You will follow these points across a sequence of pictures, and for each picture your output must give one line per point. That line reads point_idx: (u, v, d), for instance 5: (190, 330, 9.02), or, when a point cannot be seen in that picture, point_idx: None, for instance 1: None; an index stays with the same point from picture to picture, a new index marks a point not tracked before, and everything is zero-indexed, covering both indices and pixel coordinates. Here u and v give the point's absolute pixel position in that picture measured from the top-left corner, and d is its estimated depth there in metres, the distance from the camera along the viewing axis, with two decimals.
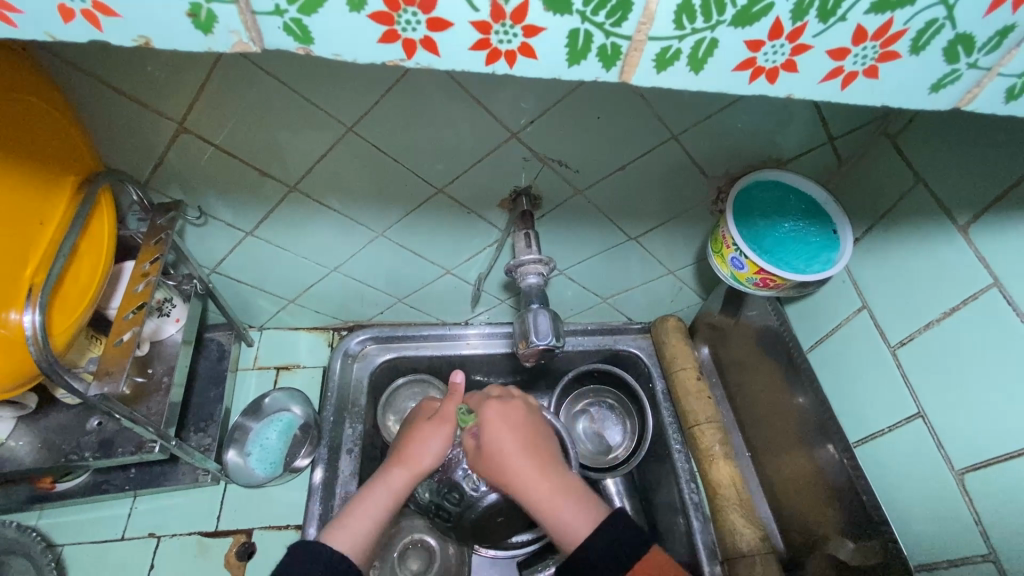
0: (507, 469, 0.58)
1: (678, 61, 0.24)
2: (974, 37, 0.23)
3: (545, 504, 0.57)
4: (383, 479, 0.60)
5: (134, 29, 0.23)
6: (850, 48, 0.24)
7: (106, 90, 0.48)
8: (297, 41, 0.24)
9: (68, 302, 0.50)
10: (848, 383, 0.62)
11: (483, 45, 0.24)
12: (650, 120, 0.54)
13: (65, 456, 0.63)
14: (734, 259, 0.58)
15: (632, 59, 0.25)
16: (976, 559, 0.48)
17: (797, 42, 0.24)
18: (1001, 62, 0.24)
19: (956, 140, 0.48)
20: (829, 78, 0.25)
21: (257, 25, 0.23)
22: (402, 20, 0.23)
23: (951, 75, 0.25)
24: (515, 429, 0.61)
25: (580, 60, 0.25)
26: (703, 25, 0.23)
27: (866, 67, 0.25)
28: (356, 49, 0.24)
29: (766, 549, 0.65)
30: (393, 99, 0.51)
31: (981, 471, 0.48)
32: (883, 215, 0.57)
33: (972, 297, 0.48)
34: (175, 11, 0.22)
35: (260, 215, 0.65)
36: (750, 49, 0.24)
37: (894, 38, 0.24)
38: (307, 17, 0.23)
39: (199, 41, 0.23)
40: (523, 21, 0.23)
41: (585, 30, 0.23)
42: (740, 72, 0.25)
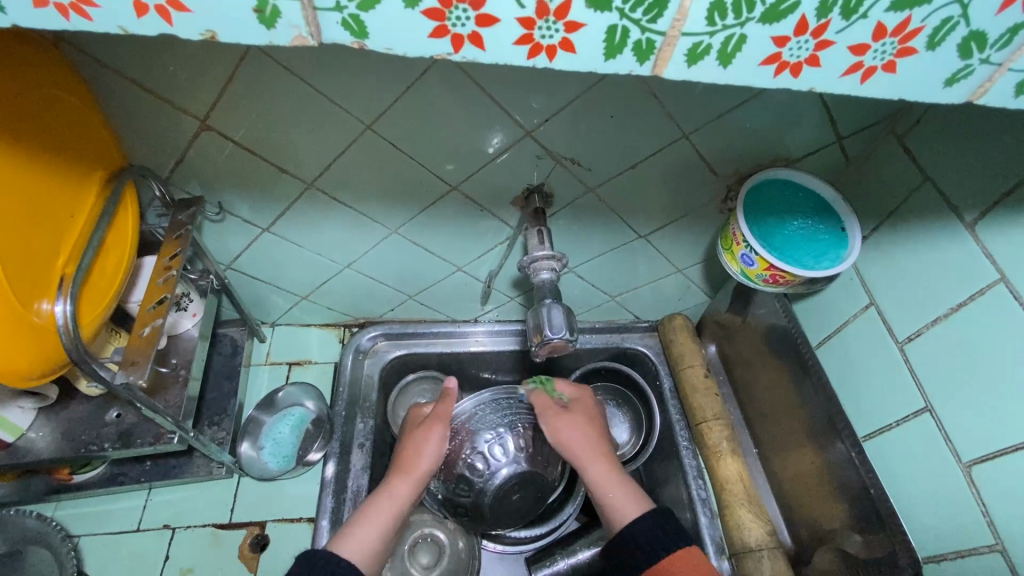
0: (576, 452, 0.64)
1: (708, 56, 0.26)
2: (987, 34, 0.25)
3: (606, 483, 0.62)
4: (387, 491, 0.61)
5: (202, 23, 0.24)
6: (870, 44, 0.25)
7: (134, 87, 0.50)
8: (353, 35, 0.25)
9: (95, 293, 0.51)
10: (855, 379, 0.63)
11: (526, 40, 0.25)
12: (662, 120, 0.56)
13: (85, 446, 0.64)
14: (745, 256, 0.59)
15: (664, 53, 0.26)
16: (983, 550, 0.49)
17: (821, 38, 0.25)
18: (1012, 58, 0.25)
19: (964, 139, 0.49)
20: (850, 72, 0.26)
21: (317, 21, 0.24)
22: (453, 16, 0.24)
23: (965, 70, 0.26)
24: (585, 424, 0.66)
25: (616, 54, 0.26)
26: (733, 22, 0.24)
27: (885, 62, 0.26)
28: (402, 42, 0.25)
29: (773, 543, 0.66)
30: (413, 98, 0.53)
31: (987, 463, 0.49)
32: (890, 214, 0.58)
33: (979, 292, 0.49)
34: (243, 6, 0.23)
35: (277, 211, 0.67)
36: (776, 45, 0.25)
37: (911, 34, 0.25)
38: (365, 13, 0.24)
39: (262, 35, 0.25)
40: (566, 17, 0.24)
41: (623, 25, 0.24)
42: (766, 67, 0.26)
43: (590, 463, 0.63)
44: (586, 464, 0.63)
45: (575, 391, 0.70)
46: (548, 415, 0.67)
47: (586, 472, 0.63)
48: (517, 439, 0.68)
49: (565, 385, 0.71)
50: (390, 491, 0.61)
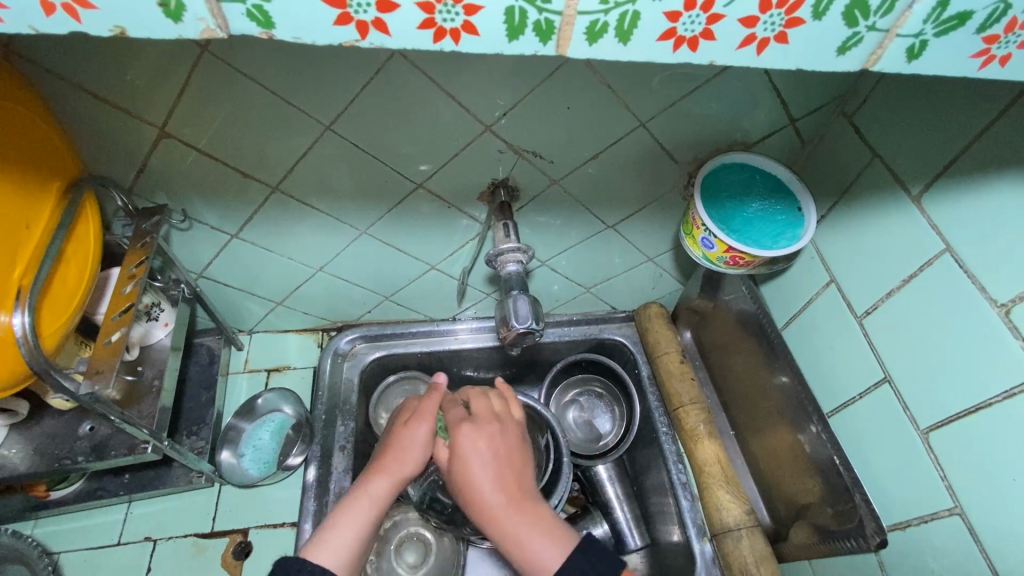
0: (488, 504, 0.52)
1: (607, 33, 0.27)
2: (868, 2, 0.26)
3: (518, 536, 0.51)
4: (362, 489, 0.58)
5: (110, 19, 0.24)
6: (759, 16, 0.26)
7: (87, 98, 0.50)
8: (261, 26, 0.25)
9: (57, 304, 0.51)
10: (823, 357, 0.64)
11: (429, 25, 0.26)
12: (618, 109, 0.57)
13: (58, 461, 0.63)
14: (705, 239, 0.60)
15: (565, 33, 0.27)
16: (944, 513, 0.50)
17: (711, 12, 0.26)
18: (897, 24, 0.26)
19: (910, 115, 0.51)
20: (745, 45, 0.27)
21: (222, 13, 0.25)
22: (354, 3, 0.25)
23: (855, 38, 0.27)
24: (496, 450, 0.56)
25: (519, 36, 0.26)
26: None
27: (777, 34, 0.27)
28: (312, 31, 0.26)
29: (751, 522, 0.67)
30: (369, 96, 0.53)
31: (942, 429, 0.50)
32: (845, 192, 0.59)
33: (928, 262, 0.50)
34: (147, 2, 0.24)
35: (244, 217, 0.67)
36: (669, 20, 0.26)
37: (796, 5, 0.26)
38: (267, 4, 0.24)
39: (170, 28, 0.25)
40: (464, 1, 0.25)
41: (520, 7, 0.25)
42: (664, 42, 0.27)
43: (503, 514, 0.52)
44: (500, 514, 0.52)
45: (482, 411, 0.60)
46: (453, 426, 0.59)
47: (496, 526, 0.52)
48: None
49: (483, 403, 0.62)
50: (367, 490, 0.58)
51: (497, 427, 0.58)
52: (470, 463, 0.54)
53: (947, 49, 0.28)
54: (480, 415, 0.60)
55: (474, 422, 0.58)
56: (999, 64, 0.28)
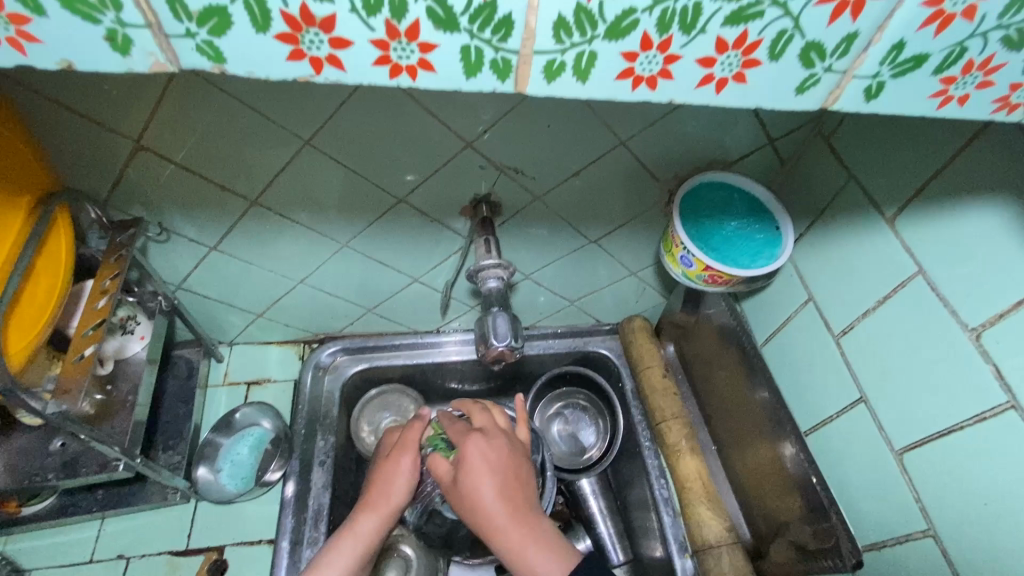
0: (477, 515, 0.55)
1: (565, 72, 0.27)
2: (824, 44, 0.26)
3: (518, 548, 0.53)
4: (352, 527, 0.62)
5: (56, 52, 0.24)
6: (715, 57, 0.26)
7: (58, 113, 0.49)
8: (212, 61, 0.25)
9: (24, 321, 0.50)
10: (801, 375, 0.64)
11: (383, 61, 0.26)
12: (598, 127, 0.57)
13: (28, 478, 0.62)
14: (684, 258, 0.60)
15: (523, 71, 0.27)
16: (919, 535, 0.50)
17: (668, 53, 0.26)
18: (853, 65, 0.27)
19: (882, 140, 0.51)
20: (704, 85, 0.27)
21: (172, 47, 0.25)
22: (306, 40, 0.24)
23: (811, 79, 0.27)
24: (494, 473, 0.57)
25: (476, 72, 0.26)
26: (580, 39, 0.25)
27: (734, 74, 0.27)
28: (264, 66, 0.26)
29: (731, 539, 0.67)
30: (345, 113, 0.53)
31: (916, 450, 0.50)
32: (821, 212, 0.60)
33: (900, 285, 0.51)
34: (92, 36, 0.23)
35: (222, 231, 0.66)
36: (626, 60, 0.26)
37: (752, 47, 0.26)
38: (218, 39, 0.24)
39: (119, 62, 0.25)
40: (418, 38, 0.25)
41: (474, 46, 0.25)
42: (622, 81, 0.27)
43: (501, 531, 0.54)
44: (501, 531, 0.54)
45: (457, 436, 0.62)
46: (460, 440, 0.61)
47: (492, 538, 0.54)
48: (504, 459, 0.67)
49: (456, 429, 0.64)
50: (354, 527, 0.62)
51: (505, 441, 0.62)
52: (473, 484, 0.56)
53: (906, 89, 0.28)
54: (488, 427, 0.64)
55: (486, 436, 0.61)
56: (957, 104, 0.29)
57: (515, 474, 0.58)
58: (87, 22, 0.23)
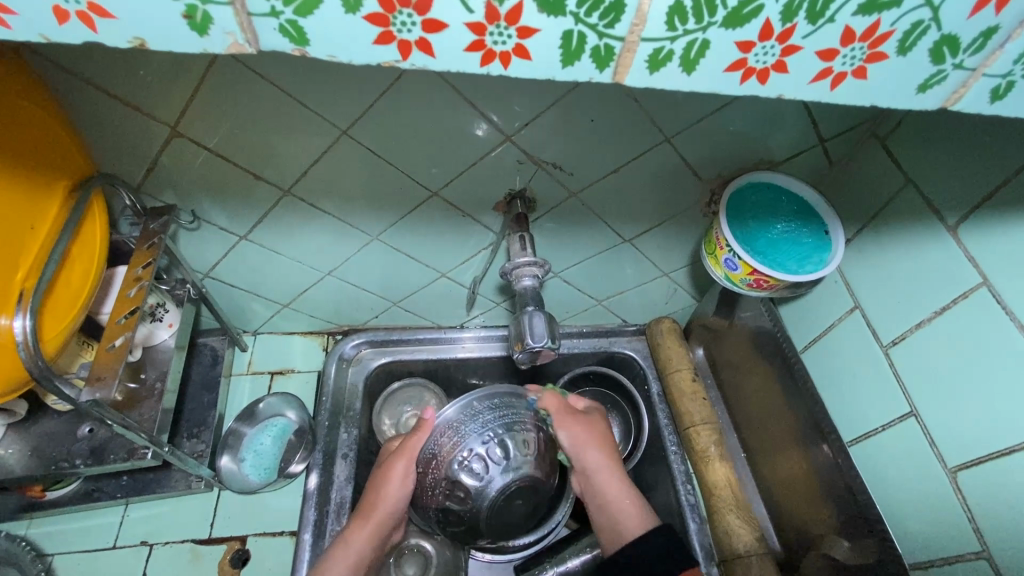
0: None
1: (671, 62, 0.25)
2: (959, 38, 0.24)
3: None
4: (344, 538, 0.64)
5: (130, 29, 0.23)
6: (839, 49, 0.24)
7: (104, 96, 0.48)
8: (293, 42, 0.24)
9: (59, 307, 0.49)
10: (843, 384, 0.62)
11: (478, 46, 0.24)
12: (643, 123, 0.55)
13: (55, 463, 0.62)
14: (728, 260, 0.58)
15: (625, 60, 0.25)
16: (970, 557, 0.49)
17: (786, 43, 0.24)
18: (985, 62, 0.25)
19: (947, 144, 0.49)
20: (818, 79, 0.26)
21: (252, 27, 0.23)
22: (397, 22, 0.23)
23: (938, 75, 0.25)
24: None
25: (574, 60, 0.25)
26: (695, 27, 0.24)
27: (855, 68, 0.25)
28: (347, 49, 0.24)
29: (762, 550, 0.65)
30: (388, 102, 0.51)
31: (972, 469, 0.48)
32: (873, 217, 0.58)
33: (962, 295, 0.48)
34: (171, 12, 0.22)
35: (254, 220, 0.65)
36: (741, 50, 0.24)
37: (881, 39, 0.24)
38: (302, 19, 0.23)
39: (195, 42, 0.23)
40: (518, 22, 0.23)
41: (578, 31, 0.24)
42: (730, 73, 0.25)
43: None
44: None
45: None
46: None
47: None
48: (505, 446, 0.64)
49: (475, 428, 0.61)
50: (348, 535, 0.64)
51: None
52: None
53: None
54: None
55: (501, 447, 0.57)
56: None
57: None
58: None
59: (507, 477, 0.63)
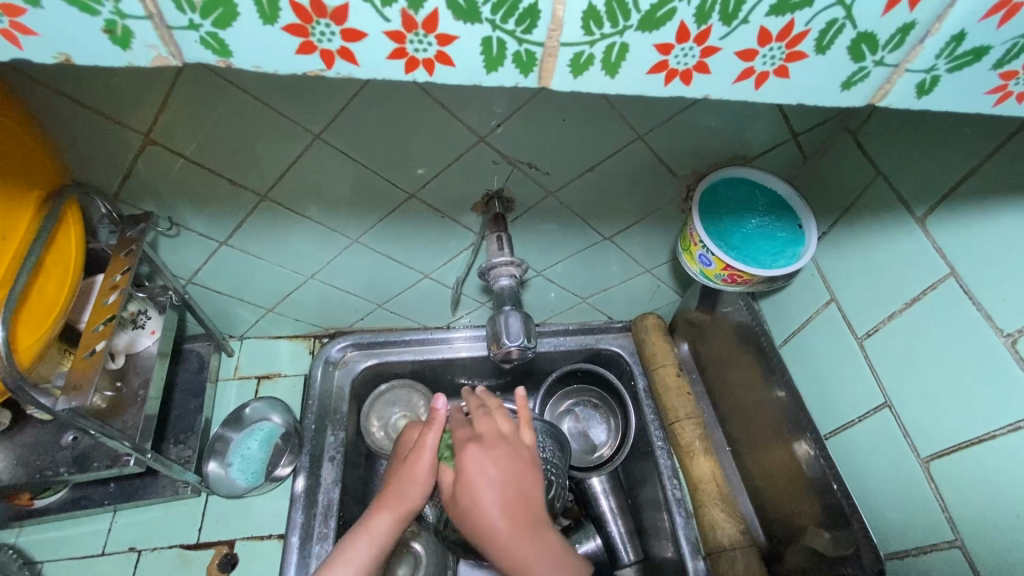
0: (482, 530, 0.58)
1: (593, 66, 0.25)
2: (876, 36, 0.24)
3: (530, 565, 0.55)
4: (365, 526, 0.62)
5: (52, 46, 0.23)
6: (758, 50, 0.25)
7: (70, 106, 0.48)
8: (216, 54, 0.24)
9: (34, 317, 0.50)
10: (821, 377, 0.63)
11: (399, 54, 0.24)
12: (615, 121, 0.55)
13: (40, 472, 0.62)
14: (702, 256, 0.59)
15: (547, 64, 0.25)
16: (943, 545, 0.49)
17: (705, 45, 0.24)
18: (908, 58, 0.25)
19: (916, 136, 0.49)
20: (741, 79, 0.26)
21: (175, 40, 0.24)
22: (316, 32, 0.23)
23: (860, 73, 0.26)
24: (496, 482, 0.60)
25: (497, 67, 0.25)
26: (611, 31, 0.24)
27: (776, 67, 0.26)
28: (273, 60, 0.25)
29: (746, 542, 0.65)
30: (358, 106, 0.52)
31: (944, 459, 0.48)
32: (846, 210, 0.58)
33: (932, 286, 0.48)
34: (90, 27, 0.22)
35: (232, 225, 0.65)
36: (660, 53, 0.25)
37: (798, 38, 0.24)
38: (221, 31, 0.23)
39: (119, 56, 0.24)
40: (436, 30, 0.24)
41: (497, 37, 0.24)
42: (654, 75, 0.26)
43: (507, 542, 0.56)
44: (509, 543, 0.56)
45: (464, 440, 0.65)
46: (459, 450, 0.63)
47: (501, 555, 0.57)
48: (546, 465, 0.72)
49: (464, 432, 0.66)
50: (369, 528, 0.61)
51: (508, 449, 0.63)
52: (477, 496, 0.59)
53: (959, 85, 0.26)
54: (486, 435, 0.65)
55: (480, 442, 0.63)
56: (1014, 101, 0.27)
57: (521, 484, 0.60)
58: (85, 13, 0.22)
59: (530, 497, 0.71)
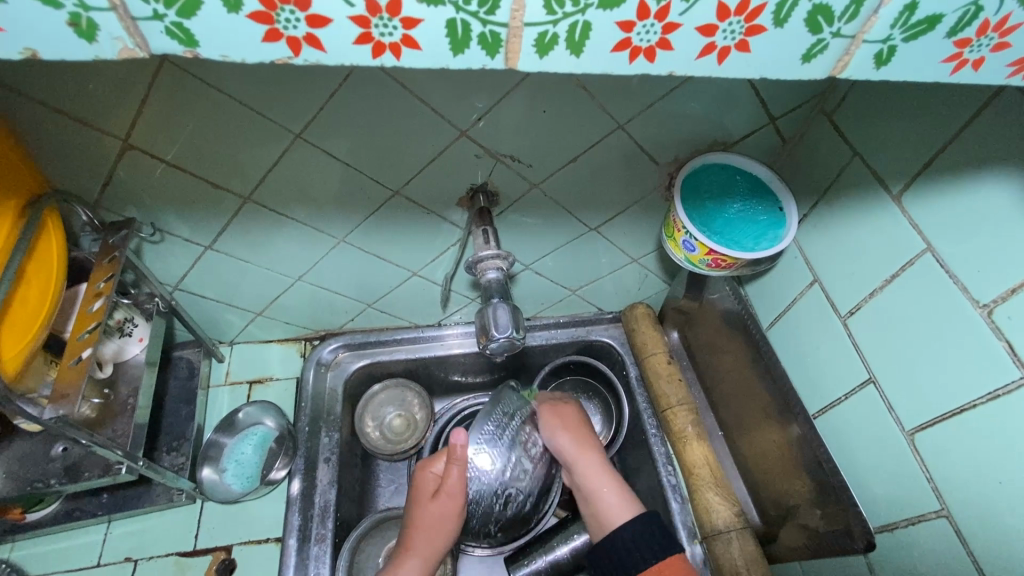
0: (565, 452, 0.69)
1: (558, 45, 0.26)
2: (831, 7, 0.25)
3: (592, 480, 0.66)
4: (395, 572, 0.63)
5: (17, 40, 0.23)
6: (718, 25, 0.25)
7: (45, 111, 0.48)
8: (182, 44, 0.24)
9: (17, 327, 0.49)
10: (807, 358, 0.64)
11: (365, 39, 0.25)
12: (595, 111, 0.55)
13: (31, 484, 0.62)
14: (686, 242, 0.59)
15: (513, 45, 0.26)
16: (931, 515, 0.50)
17: (666, 21, 0.25)
18: (864, 29, 0.26)
19: (891, 116, 0.50)
20: (705, 54, 0.26)
21: (139, 31, 0.24)
22: (281, 19, 0.23)
23: (819, 45, 0.27)
24: (567, 429, 0.70)
25: (463, 49, 0.26)
26: (573, 9, 0.24)
27: (737, 42, 0.26)
28: (239, 48, 0.25)
29: (741, 524, 0.66)
30: (338, 105, 0.52)
31: (927, 430, 0.49)
32: (825, 191, 0.59)
33: (909, 262, 0.49)
34: (54, 21, 0.22)
35: (217, 229, 0.65)
36: (623, 30, 0.25)
37: (756, 12, 0.25)
38: (186, 21, 0.23)
39: (84, 49, 0.24)
40: (400, 13, 0.24)
41: (461, 19, 0.24)
42: (618, 53, 0.26)
43: (581, 467, 0.67)
44: (576, 456, 0.68)
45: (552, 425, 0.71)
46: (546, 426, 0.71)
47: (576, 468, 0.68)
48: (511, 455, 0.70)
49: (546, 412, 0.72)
50: (399, 572, 0.63)
51: (563, 411, 0.72)
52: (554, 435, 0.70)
53: (916, 53, 0.27)
54: (566, 422, 0.71)
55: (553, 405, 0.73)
56: (973, 69, 0.28)
57: (581, 422, 0.72)
58: (48, 6, 0.22)
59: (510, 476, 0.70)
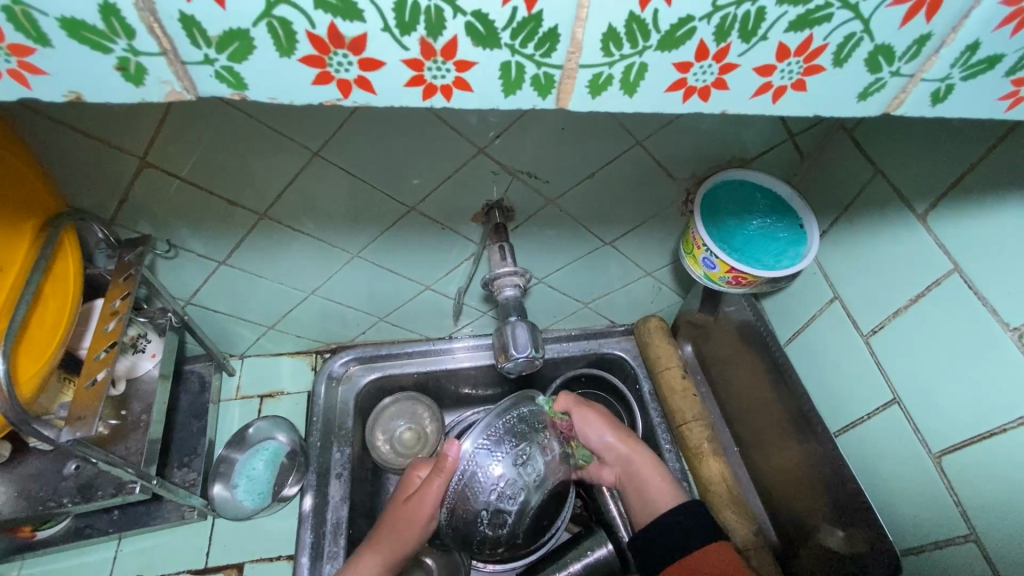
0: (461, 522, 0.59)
1: (612, 86, 0.25)
2: (893, 48, 0.24)
3: None
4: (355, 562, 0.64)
5: (62, 84, 0.23)
6: (776, 65, 0.25)
7: (68, 131, 0.47)
8: (231, 88, 0.24)
9: (34, 347, 0.49)
10: (828, 375, 0.63)
11: (417, 81, 0.24)
12: (614, 128, 0.55)
13: (43, 503, 0.61)
14: (706, 259, 0.59)
15: (567, 86, 0.25)
16: (959, 540, 0.49)
17: (724, 62, 0.25)
18: (922, 69, 0.25)
19: (912, 135, 0.49)
20: (761, 93, 0.26)
21: (188, 75, 0.23)
22: (333, 62, 0.23)
23: (877, 84, 0.26)
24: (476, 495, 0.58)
25: (516, 90, 0.25)
26: (631, 51, 0.24)
27: (795, 82, 0.26)
28: (288, 90, 0.24)
29: (759, 543, 0.65)
30: (358, 124, 0.51)
31: (956, 454, 0.49)
32: (846, 209, 0.58)
33: (938, 281, 0.49)
34: (102, 65, 0.22)
35: (232, 244, 0.65)
36: (679, 71, 0.25)
37: (816, 52, 0.24)
38: (237, 65, 0.23)
39: (131, 93, 0.23)
40: (455, 57, 0.24)
41: (516, 62, 0.24)
42: (672, 93, 0.26)
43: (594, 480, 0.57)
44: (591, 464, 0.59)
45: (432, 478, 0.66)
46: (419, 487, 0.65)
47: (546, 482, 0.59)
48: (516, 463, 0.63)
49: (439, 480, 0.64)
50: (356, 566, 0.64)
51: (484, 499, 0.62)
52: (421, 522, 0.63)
53: (972, 90, 0.26)
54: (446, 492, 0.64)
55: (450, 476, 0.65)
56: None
57: None
58: (97, 51, 0.22)
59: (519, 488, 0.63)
